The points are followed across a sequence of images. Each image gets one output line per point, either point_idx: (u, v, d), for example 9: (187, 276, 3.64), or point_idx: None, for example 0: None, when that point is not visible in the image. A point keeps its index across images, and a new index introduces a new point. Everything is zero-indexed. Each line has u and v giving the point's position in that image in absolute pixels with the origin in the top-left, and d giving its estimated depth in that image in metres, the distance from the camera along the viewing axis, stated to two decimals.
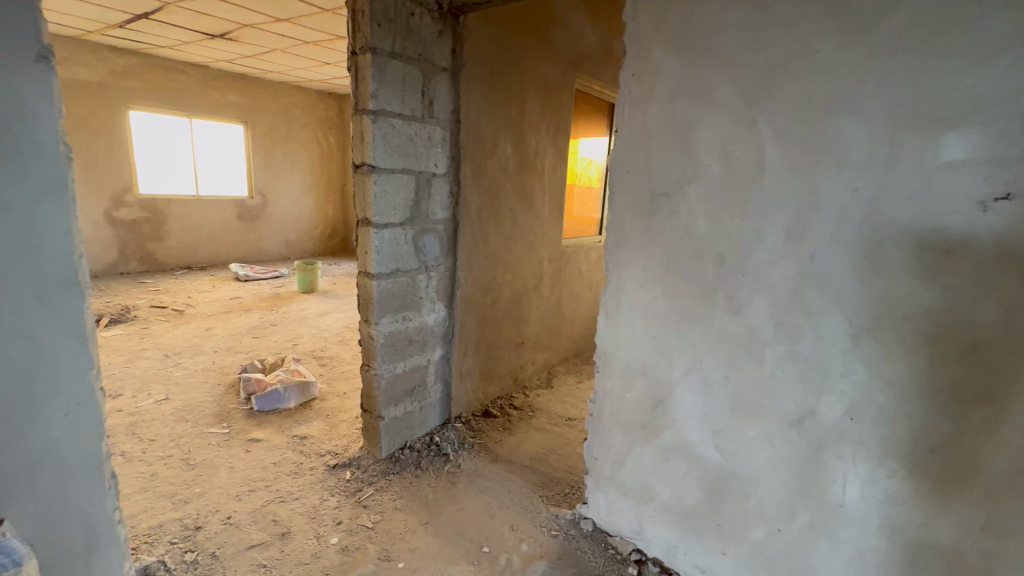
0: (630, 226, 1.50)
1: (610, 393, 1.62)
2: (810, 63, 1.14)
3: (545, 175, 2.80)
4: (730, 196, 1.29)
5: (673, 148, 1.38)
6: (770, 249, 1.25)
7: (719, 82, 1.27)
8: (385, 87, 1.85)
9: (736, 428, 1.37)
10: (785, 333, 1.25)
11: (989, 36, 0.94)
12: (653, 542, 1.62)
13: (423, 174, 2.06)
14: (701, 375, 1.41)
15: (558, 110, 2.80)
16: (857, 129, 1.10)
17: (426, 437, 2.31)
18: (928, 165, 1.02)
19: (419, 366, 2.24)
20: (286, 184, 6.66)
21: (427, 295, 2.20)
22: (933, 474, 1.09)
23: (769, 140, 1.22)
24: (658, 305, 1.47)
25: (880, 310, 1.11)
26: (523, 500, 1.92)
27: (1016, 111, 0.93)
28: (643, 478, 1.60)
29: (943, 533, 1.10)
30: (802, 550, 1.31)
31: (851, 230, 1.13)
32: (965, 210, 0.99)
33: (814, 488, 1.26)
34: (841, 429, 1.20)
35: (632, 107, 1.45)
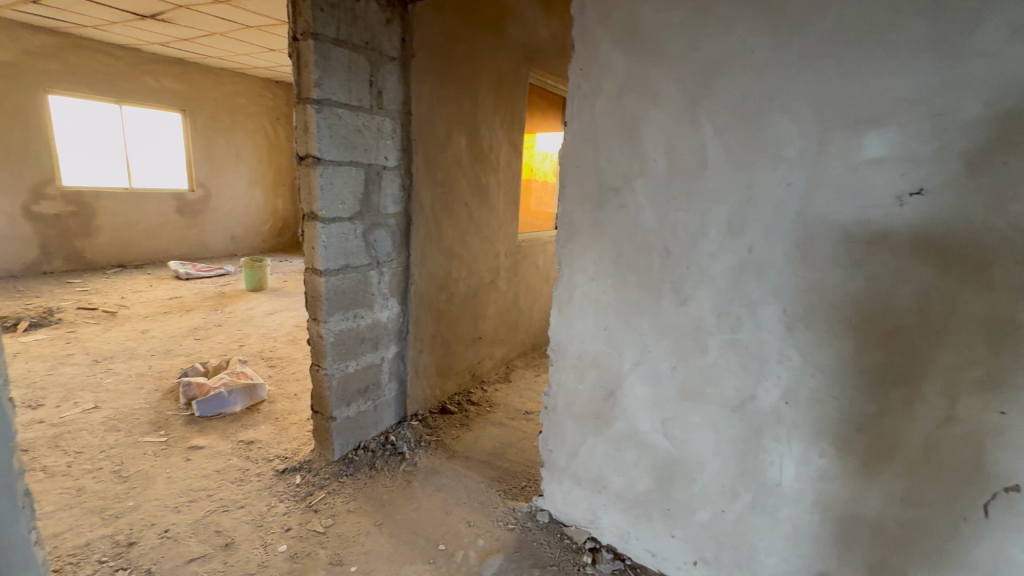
0: (580, 220, 1.51)
1: (563, 386, 1.64)
2: (747, 63, 1.18)
3: (500, 169, 2.79)
4: (675, 190, 1.33)
5: (621, 143, 1.40)
6: (712, 242, 1.29)
7: (663, 78, 1.30)
8: (329, 76, 1.78)
9: (682, 416, 1.41)
10: (726, 322, 1.30)
11: (905, 40, 1.00)
12: (607, 530, 1.66)
13: (372, 167, 2.00)
14: (649, 365, 1.45)
15: (513, 104, 2.79)
16: (789, 127, 1.15)
17: (381, 436, 2.26)
18: (853, 162, 1.08)
19: (372, 365, 2.19)
20: (231, 176, 6.31)
21: (380, 291, 2.14)
22: (859, 451, 1.16)
23: (710, 137, 1.25)
24: (608, 298, 1.49)
25: (812, 299, 1.17)
26: (480, 496, 1.92)
27: (928, 111, 1.00)
28: (596, 467, 1.63)
29: (868, 506, 1.18)
30: (743, 529, 1.37)
31: (784, 224, 1.18)
32: (884, 204, 1.06)
33: (754, 469, 1.32)
34: (778, 413, 1.26)
35: (581, 102, 1.46)
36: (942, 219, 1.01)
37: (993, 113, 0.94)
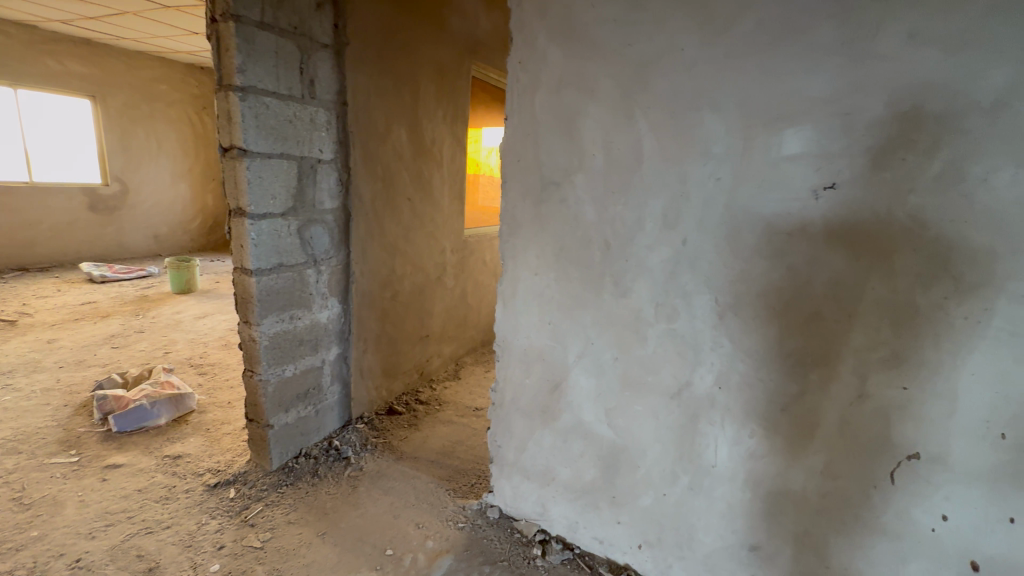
0: (522, 214, 1.51)
1: (510, 381, 1.64)
2: (677, 60, 1.21)
3: (444, 163, 2.74)
4: (612, 185, 1.35)
5: (561, 137, 1.40)
6: (649, 235, 1.32)
7: (599, 73, 1.32)
8: (254, 62, 1.66)
9: (625, 406, 1.45)
10: (663, 313, 1.34)
11: (819, 41, 1.06)
12: (556, 521, 1.68)
13: (306, 160, 1.90)
14: (593, 357, 1.47)
15: (456, 97, 2.74)
16: (717, 124, 1.19)
17: (323, 442, 2.17)
18: (774, 158, 1.14)
19: (312, 368, 2.09)
20: (152, 169, 5.81)
21: (318, 290, 2.05)
22: (784, 430, 1.24)
23: (645, 132, 1.28)
24: (552, 292, 1.50)
25: (740, 288, 1.23)
26: (429, 496, 1.88)
27: (839, 111, 1.06)
28: (544, 460, 1.65)
29: (794, 481, 1.25)
30: (683, 510, 1.43)
31: (714, 217, 1.23)
32: (802, 197, 1.13)
33: (692, 453, 1.38)
34: (712, 398, 1.32)
35: (520, 96, 1.45)
36: (851, 211, 1.08)
37: (893, 113, 1.02)
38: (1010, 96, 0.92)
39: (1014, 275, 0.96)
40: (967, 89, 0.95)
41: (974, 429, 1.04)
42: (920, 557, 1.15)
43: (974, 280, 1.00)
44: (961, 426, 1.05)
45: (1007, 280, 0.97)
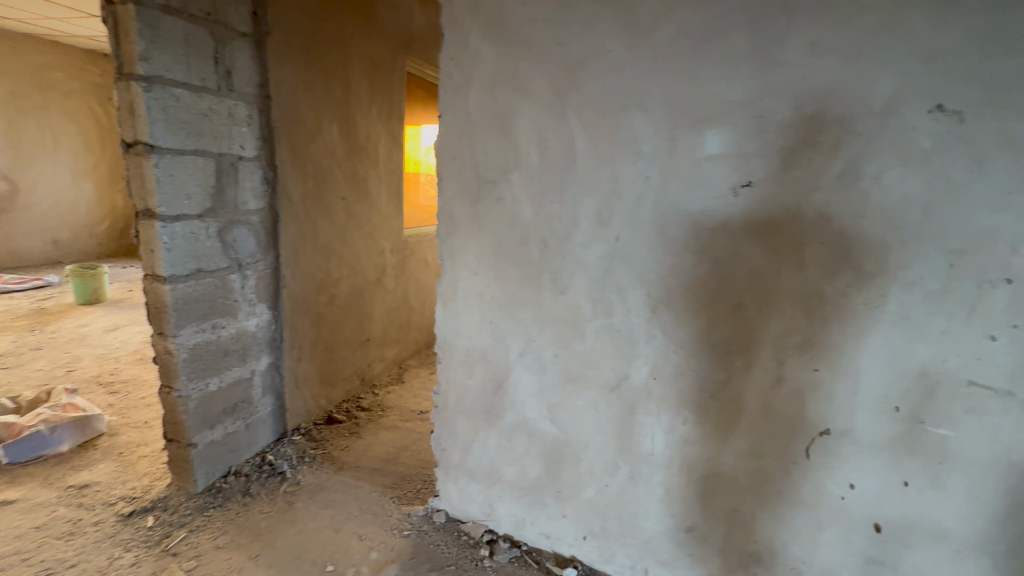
0: (460, 214, 1.49)
1: (452, 382, 1.62)
2: (606, 61, 1.24)
3: (380, 162, 2.65)
4: (548, 183, 1.36)
5: (496, 135, 1.39)
6: (584, 232, 1.35)
7: (532, 72, 1.32)
8: (160, 49, 1.52)
9: (567, 401, 1.47)
10: (601, 308, 1.37)
11: (734, 47, 1.12)
12: (502, 520, 1.68)
13: (225, 157, 1.77)
14: (534, 354, 1.48)
15: (391, 93, 2.66)
16: (644, 124, 1.23)
17: (256, 458, 2.04)
18: (697, 157, 1.20)
19: (241, 380, 1.95)
20: (47, 166, 5.20)
21: (244, 297, 1.91)
22: (714, 416, 1.31)
23: (577, 131, 1.30)
24: (491, 291, 1.49)
25: (670, 283, 1.28)
26: (372, 506, 1.82)
27: (752, 113, 1.13)
28: (489, 460, 1.64)
29: (724, 463, 1.32)
30: (625, 499, 1.47)
31: (645, 214, 1.27)
32: (723, 195, 1.19)
33: (630, 443, 1.42)
34: (649, 388, 1.36)
35: (454, 93, 1.43)
36: (766, 208, 1.15)
37: (800, 116, 1.10)
38: (896, 102, 1.02)
39: (902, 263, 1.07)
40: (860, 95, 1.04)
41: (875, 404, 1.15)
42: (833, 524, 1.25)
43: (871, 269, 1.10)
44: (864, 402, 1.16)
45: (898, 268, 1.08)
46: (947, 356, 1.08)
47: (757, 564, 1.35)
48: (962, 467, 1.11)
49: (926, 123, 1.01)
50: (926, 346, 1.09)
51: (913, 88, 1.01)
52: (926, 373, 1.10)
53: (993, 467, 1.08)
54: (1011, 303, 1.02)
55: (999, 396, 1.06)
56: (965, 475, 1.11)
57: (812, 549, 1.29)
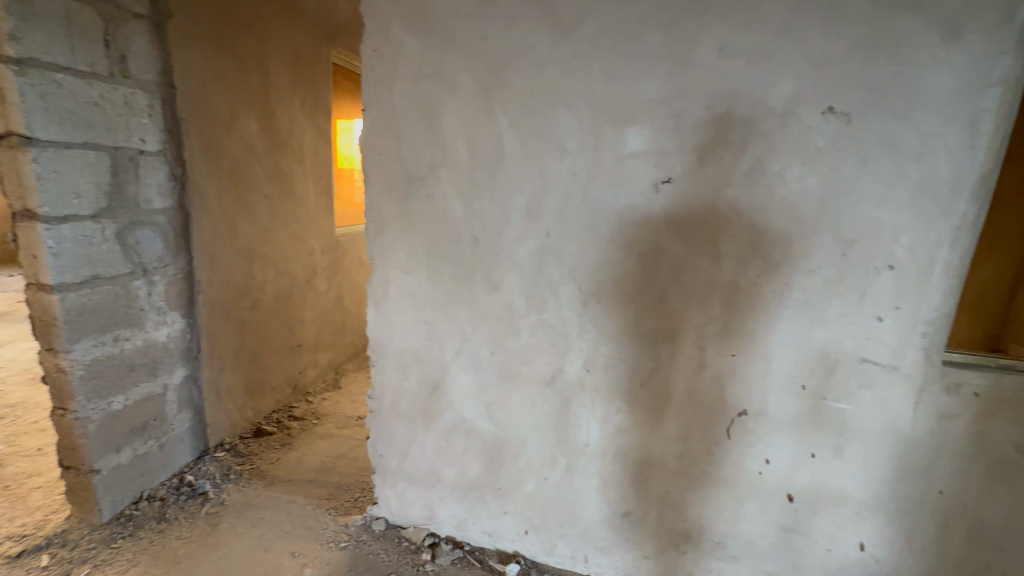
0: (389, 211, 1.44)
1: (387, 386, 1.57)
2: (530, 58, 1.24)
3: (306, 157, 2.51)
4: (477, 179, 1.35)
5: (423, 131, 1.36)
6: (515, 229, 1.35)
7: (457, 67, 1.30)
8: (35, 29, 1.34)
9: (504, 398, 1.47)
10: (533, 304, 1.38)
11: (650, 48, 1.16)
12: (444, 522, 1.65)
13: (122, 152, 1.60)
14: (470, 353, 1.47)
15: (315, 86, 2.53)
16: (569, 121, 1.25)
17: (173, 479, 1.88)
18: (620, 154, 1.23)
19: (151, 396, 1.79)
20: None
21: (151, 305, 1.75)
22: (643, 404, 1.35)
23: (505, 127, 1.30)
24: (424, 291, 1.46)
25: (599, 277, 1.31)
26: (305, 520, 1.73)
27: (670, 113, 1.18)
28: (428, 463, 1.61)
29: (655, 448, 1.38)
30: (563, 491, 1.50)
31: (574, 210, 1.29)
32: (645, 190, 1.23)
33: (567, 435, 1.45)
34: (583, 381, 1.39)
35: (377, 86, 1.38)
36: (685, 203, 1.21)
37: (712, 116, 1.15)
38: (795, 104, 1.10)
39: (804, 253, 1.16)
40: (763, 97, 1.12)
41: (785, 384, 1.24)
42: (753, 498, 1.34)
43: (778, 259, 1.18)
44: (775, 383, 1.25)
45: (800, 258, 1.17)
46: (843, 337, 1.18)
47: (688, 541, 1.42)
48: (859, 437, 1.22)
49: (820, 123, 1.10)
50: (826, 328, 1.19)
51: (809, 91, 1.09)
52: (827, 353, 1.20)
53: (884, 435, 1.21)
54: (894, 287, 1.13)
55: (887, 371, 1.17)
56: (861, 444, 1.23)
57: (735, 523, 1.37)
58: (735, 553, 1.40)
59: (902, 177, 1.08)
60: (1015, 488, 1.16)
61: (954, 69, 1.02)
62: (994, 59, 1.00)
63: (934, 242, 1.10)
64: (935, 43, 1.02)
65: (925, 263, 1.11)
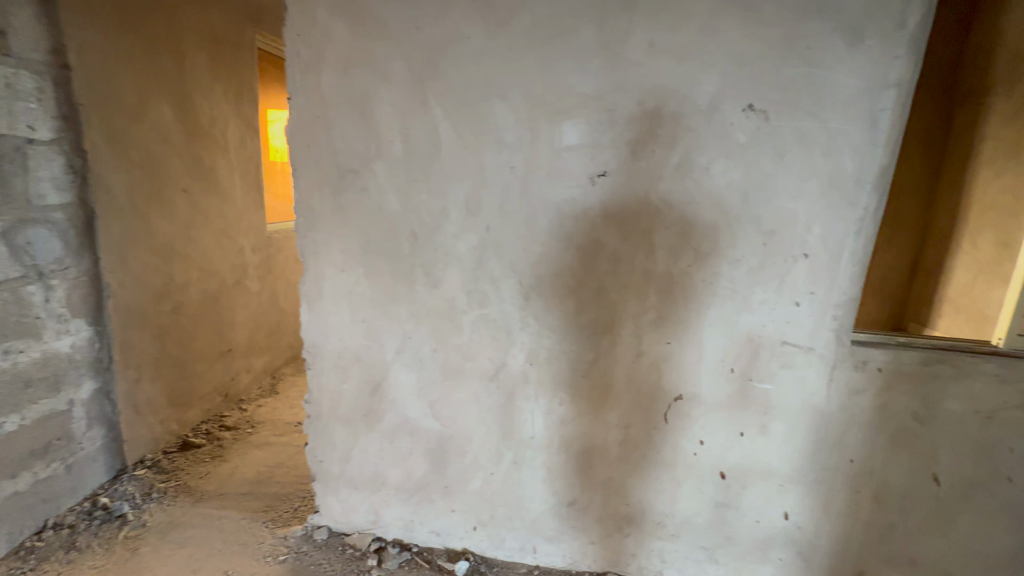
0: (321, 206, 1.37)
1: (325, 389, 1.51)
2: (464, 48, 1.22)
3: (231, 149, 2.35)
4: (413, 172, 1.31)
5: (354, 121, 1.30)
6: (454, 223, 1.32)
7: (389, 55, 1.25)
8: None
9: (448, 395, 1.45)
10: (475, 299, 1.36)
11: (583, 42, 1.17)
12: (390, 525, 1.61)
13: (6, 140, 1.41)
14: (412, 351, 1.43)
15: (239, 72, 2.37)
16: (505, 113, 1.24)
17: (85, 504, 1.70)
18: (557, 148, 1.24)
19: (54, 414, 1.61)
20: None
21: (49, 312, 1.56)
22: (586, 393, 1.38)
23: (440, 119, 1.26)
24: (361, 288, 1.41)
25: (540, 270, 1.31)
26: (239, 535, 1.62)
27: (604, 107, 1.20)
28: (372, 466, 1.56)
29: (598, 436, 1.41)
30: (511, 485, 1.50)
31: (513, 203, 1.29)
32: (582, 183, 1.24)
33: (512, 429, 1.45)
34: (526, 374, 1.39)
35: (303, 73, 1.30)
36: (620, 196, 1.23)
37: (643, 111, 1.18)
38: (718, 101, 1.15)
39: (730, 244, 1.22)
40: (690, 93, 1.16)
41: (715, 369, 1.31)
42: (689, 478, 1.41)
43: (707, 249, 1.23)
44: (707, 368, 1.31)
45: (726, 248, 1.23)
46: (766, 322, 1.26)
47: (630, 524, 1.47)
48: (782, 414, 1.31)
49: (741, 120, 1.16)
50: (751, 314, 1.26)
51: (731, 89, 1.15)
52: (752, 337, 1.27)
53: (803, 411, 1.30)
54: (809, 274, 1.22)
55: (804, 352, 1.26)
56: (784, 421, 1.32)
57: (674, 503, 1.43)
58: (675, 531, 1.46)
59: (814, 171, 1.16)
60: (913, 452, 1.29)
61: (856, 71, 1.10)
62: (889, 63, 1.09)
63: (842, 232, 1.18)
64: (840, 46, 1.09)
65: (835, 251, 1.20)
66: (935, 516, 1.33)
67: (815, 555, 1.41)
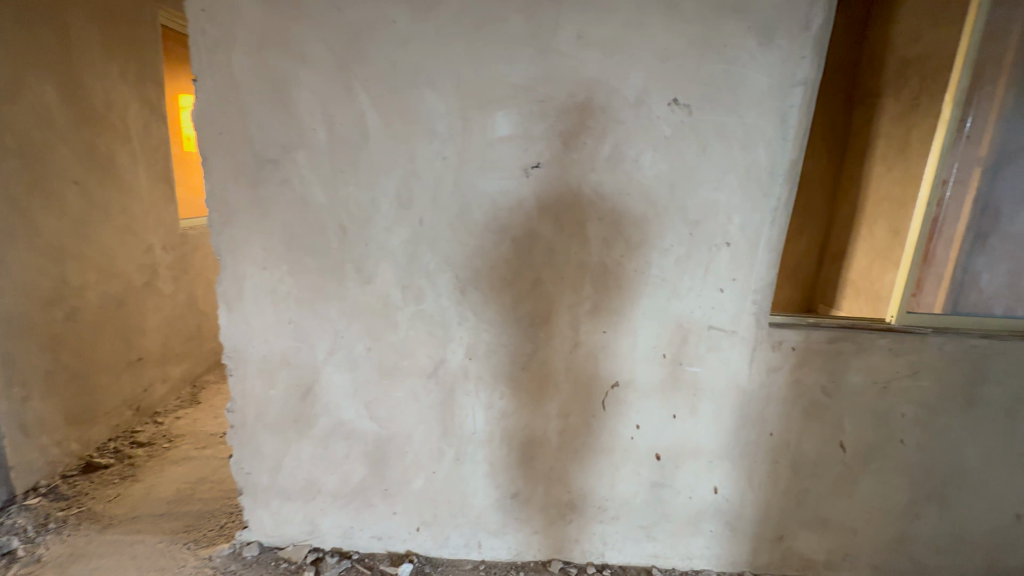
0: (236, 199, 1.27)
1: (250, 396, 1.40)
2: (390, 33, 1.16)
3: (133, 135, 2.12)
4: (339, 162, 1.24)
5: (272, 107, 1.21)
6: (385, 216, 1.27)
7: (307, 37, 1.17)
8: None
9: (385, 395, 1.40)
10: (410, 295, 1.32)
11: (513, 32, 1.16)
12: (328, 534, 1.54)
13: None
14: (344, 351, 1.36)
15: (139, 52, 2.14)
16: (436, 103, 1.20)
17: None
18: (490, 138, 1.22)
19: None
20: None
21: None
22: (525, 385, 1.38)
23: (367, 107, 1.20)
24: (287, 287, 1.32)
25: (476, 264, 1.29)
26: (155, 561, 1.48)
27: (535, 98, 1.19)
28: (306, 473, 1.47)
29: (540, 427, 1.42)
30: (454, 482, 1.48)
31: (446, 195, 1.25)
32: (515, 175, 1.23)
33: (453, 426, 1.42)
34: (465, 369, 1.37)
35: (210, 52, 1.18)
36: (553, 188, 1.24)
37: (574, 103, 1.19)
38: (645, 95, 1.18)
39: (659, 234, 1.27)
40: (618, 86, 1.18)
41: (649, 355, 1.35)
42: (627, 461, 1.45)
43: (638, 239, 1.27)
44: (640, 355, 1.35)
45: (656, 238, 1.27)
46: (694, 308, 1.32)
47: (573, 511, 1.50)
48: (709, 395, 1.38)
49: (667, 113, 1.19)
50: (679, 301, 1.31)
51: (656, 83, 1.18)
52: (681, 323, 1.33)
53: (729, 391, 1.38)
54: (731, 261, 1.29)
55: (728, 335, 1.34)
56: (711, 401, 1.39)
57: (614, 486, 1.48)
58: (614, 514, 1.51)
59: (733, 163, 1.22)
60: (823, 423, 1.41)
61: (768, 69, 1.17)
62: (797, 62, 1.16)
63: (759, 220, 1.26)
64: (754, 45, 1.16)
65: (753, 239, 1.27)
66: (843, 479, 1.46)
67: (742, 524, 1.51)
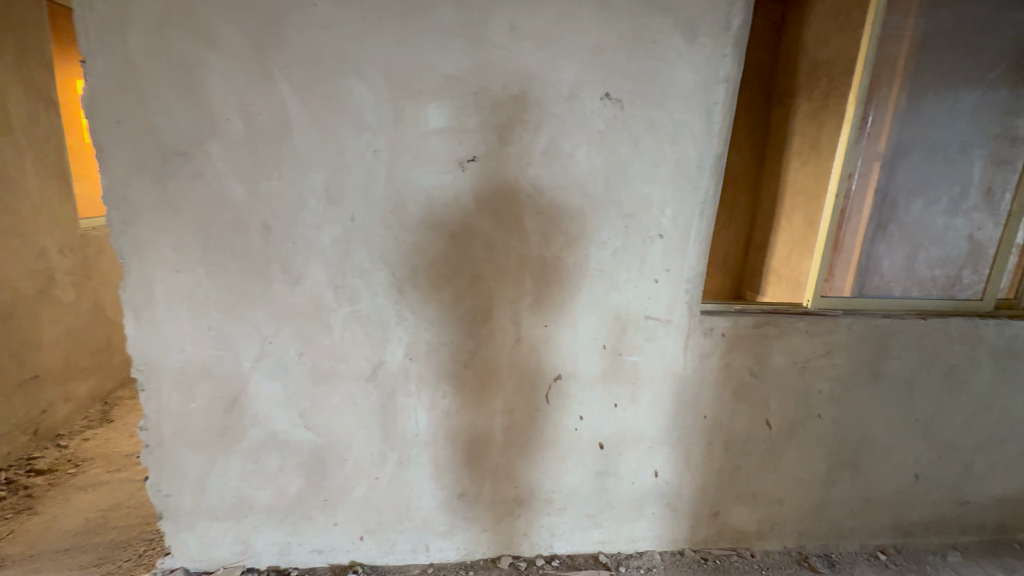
0: (141, 196, 1.15)
1: (167, 412, 1.28)
2: (311, 17, 1.09)
3: (15, 124, 1.86)
4: (260, 155, 1.15)
5: (178, 94, 1.09)
6: (313, 213, 1.19)
7: (217, 18, 1.07)
8: None
9: (320, 402, 1.33)
10: (344, 295, 1.26)
11: (444, 21, 1.12)
12: (263, 553, 1.44)
13: None
14: (274, 358, 1.28)
15: (19, 29, 1.88)
16: (364, 93, 1.14)
17: None
18: (423, 131, 1.17)
19: None
20: None
21: None
22: (469, 383, 1.36)
23: (288, 95, 1.12)
24: (204, 291, 1.21)
25: (413, 261, 1.25)
26: None
27: (470, 90, 1.16)
28: (235, 491, 1.37)
29: (485, 425, 1.40)
30: (398, 487, 1.43)
31: (378, 191, 1.20)
32: (451, 168, 1.20)
33: (395, 429, 1.38)
34: (406, 370, 1.33)
35: (101, 31, 1.05)
36: (490, 182, 1.22)
37: (508, 95, 1.17)
38: (578, 90, 1.19)
39: (597, 227, 1.28)
40: (552, 79, 1.17)
41: (590, 347, 1.37)
42: (572, 452, 1.47)
43: (576, 233, 1.28)
44: (582, 347, 1.37)
45: (593, 231, 1.28)
46: (631, 299, 1.35)
47: (521, 505, 1.50)
48: (648, 383, 1.43)
49: (600, 107, 1.21)
50: (617, 293, 1.34)
51: (589, 77, 1.19)
52: (620, 314, 1.36)
53: (666, 378, 1.43)
54: (664, 252, 1.33)
55: (663, 324, 1.38)
56: (650, 389, 1.43)
57: (560, 478, 1.49)
58: (561, 505, 1.52)
59: (664, 158, 1.26)
60: (751, 403, 1.49)
61: (694, 67, 1.21)
62: (719, 60, 1.21)
63: (689, 213, 1.31)
64: (680, 42, 1.19)
65: (685, 230, 1.32)
66: (770, 454, 1.56)
67: (681, 505, 1.58)
